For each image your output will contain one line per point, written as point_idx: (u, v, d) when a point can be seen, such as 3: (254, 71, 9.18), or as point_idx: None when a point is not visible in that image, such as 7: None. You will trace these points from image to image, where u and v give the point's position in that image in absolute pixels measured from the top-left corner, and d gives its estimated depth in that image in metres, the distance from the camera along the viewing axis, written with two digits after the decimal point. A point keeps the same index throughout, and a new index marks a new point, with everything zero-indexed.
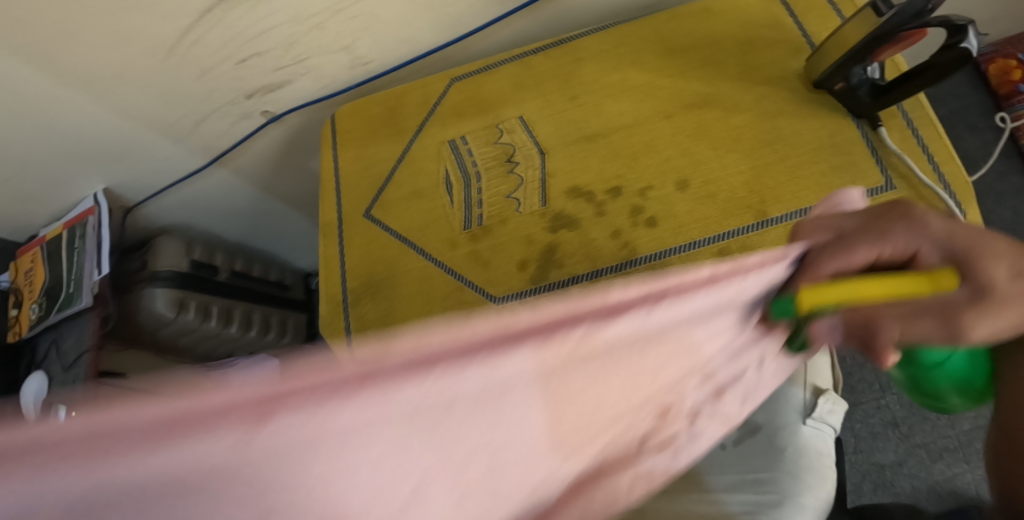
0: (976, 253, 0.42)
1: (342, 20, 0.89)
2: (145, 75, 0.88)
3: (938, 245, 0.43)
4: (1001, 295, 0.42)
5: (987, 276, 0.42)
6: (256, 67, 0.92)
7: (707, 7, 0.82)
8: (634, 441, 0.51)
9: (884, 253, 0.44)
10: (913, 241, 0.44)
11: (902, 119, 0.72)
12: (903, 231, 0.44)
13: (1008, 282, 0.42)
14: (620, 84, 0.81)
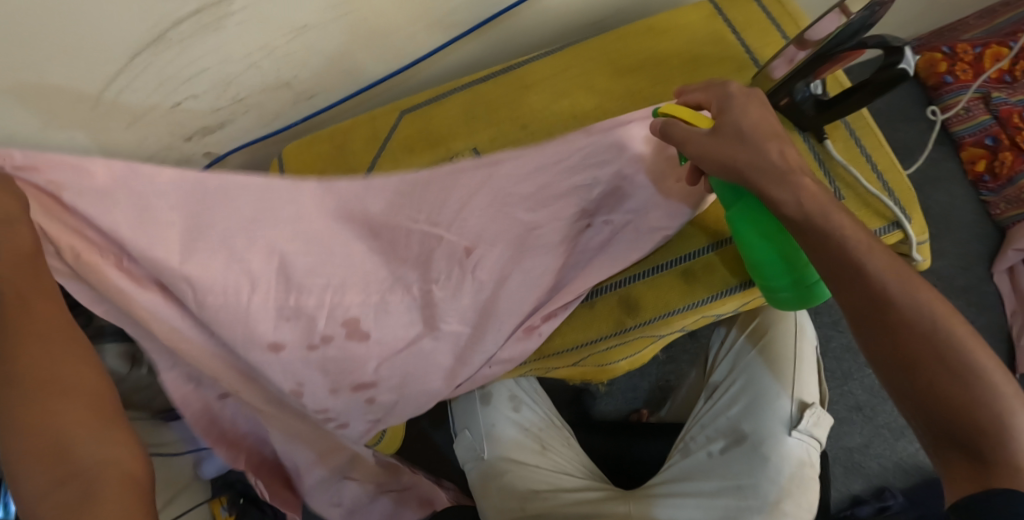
0: (737, 106, 0.61)
1: (281, 56, 0.86)
2: (73, 127, 0.82)
3: (721, 97, 0.63)
4: (721, 129, 0.60)
5: (731, 124, 0.60)
6: (193, 109, 0.87)
7: (651, 26, 0.82)
8: (536, 263, 0.71)
9: (702, 96, 0.65)
10: (715, 93, 0.64)
11: (845, 130, 0.73)
12: (715, 88, 0.64)
13: (734, 135, 0.59)
14: (571, 109, 0.81)
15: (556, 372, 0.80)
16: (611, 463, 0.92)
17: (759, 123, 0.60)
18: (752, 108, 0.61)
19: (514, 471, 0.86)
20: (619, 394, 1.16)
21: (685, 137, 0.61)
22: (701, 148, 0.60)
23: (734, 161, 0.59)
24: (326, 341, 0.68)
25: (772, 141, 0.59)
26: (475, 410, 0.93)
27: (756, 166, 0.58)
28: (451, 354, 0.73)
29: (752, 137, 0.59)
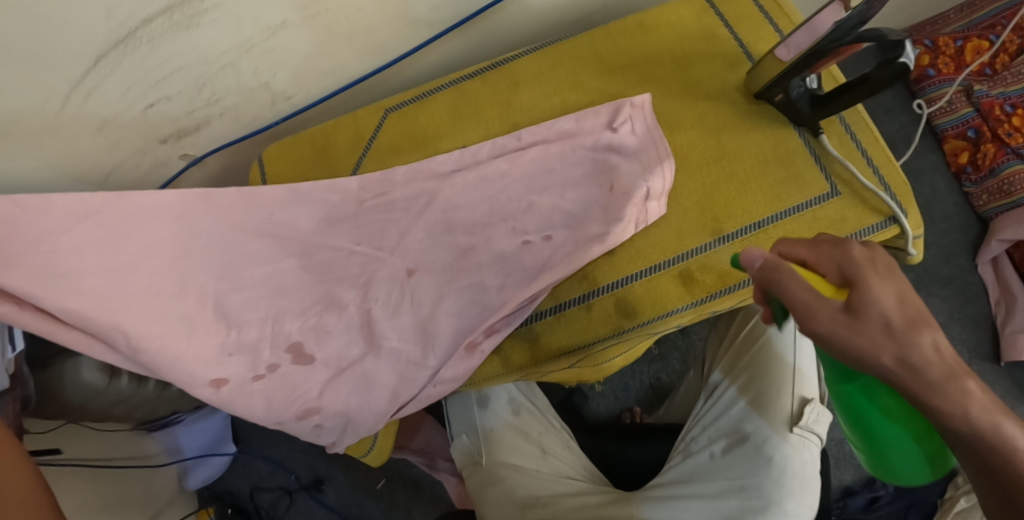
0: (873, 281, 0.50)
1: (258, 55, 0.82)
2: (37, 133, 0.77)
3: (854, 270, 0.51)
4: (884, 324, 0.49)
5: (875, 314, 0.49)
6: (166, 111, 0.83)
7: (641, 21, 0.81)
8: (493, 272, 0.71)
9: (805, 257, 0.55)
10: (835, 261, 0.52)
11: (840, 125, 0.74)
12: (836, 253, 0.53)
13: (878, 327, 0.49)
14: (562, 107, 0.79)
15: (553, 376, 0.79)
16: (613, 468, 0.90)
17: (897, 313, 0.49)
18: (886, 282, 0.50)
19: (515, 476, 0.86)
20: (611, 393, 1.15)
21: (808, 310, 0.50)
22: (828, 334, 0.50)
23: (873, 357, 0.49)
24: (272, 369, 0.69)
25: (924, 329, 0.49)
26: (472, 410, 0.93)
27: (907, 365, 0.49)
28: (395, 371, 0.72)
29: (903, 327, 0.49)
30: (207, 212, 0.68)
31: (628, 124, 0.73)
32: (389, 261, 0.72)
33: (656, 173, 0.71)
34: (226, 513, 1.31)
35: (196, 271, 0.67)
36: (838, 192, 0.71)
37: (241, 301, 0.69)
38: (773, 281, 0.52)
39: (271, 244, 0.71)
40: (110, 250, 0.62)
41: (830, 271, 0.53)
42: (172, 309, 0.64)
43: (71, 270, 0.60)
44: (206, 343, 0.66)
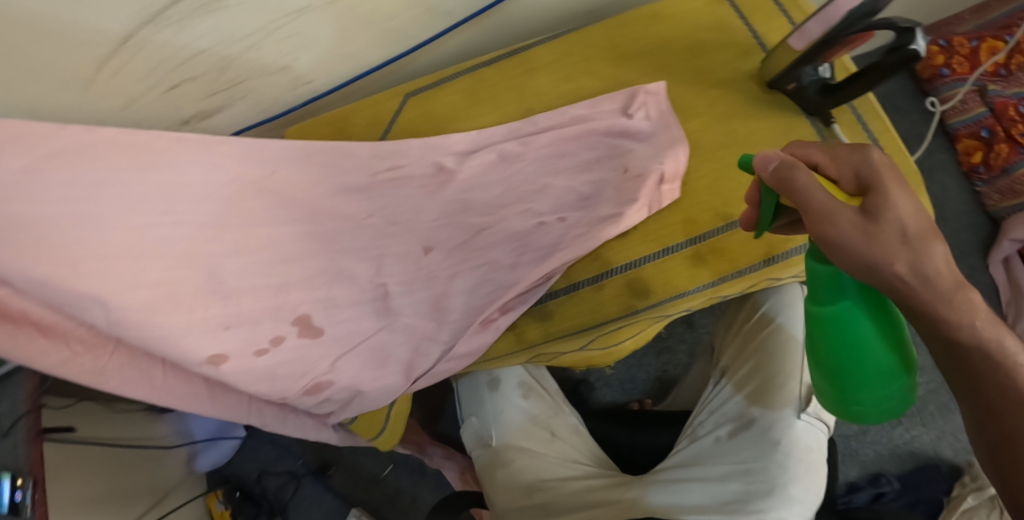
0: (891, 186, 0.49)
1: (279, 39, 0.84)
2: (65, 111, 0.79)
3: (869, 175, 0.50)
4: (903, 235, 0.47)
5: (892, 221, 0.48)
6: (188, 93, 0.85)
7: (655, 12, 0.82)
8: (508, 250, 0.73)
9: (819, 162, 0.53)
10: (853, 165, 0.51)
11: (852, 114, 0.75)
12: (854, 157, 0.51)
13: (896, 233, 0.47)
14: (576, 93, 0.80)
15: (563, 356, 0.80)
16: (623, 454, 0.92)
17: (911, 223, 0.48)
18: (904, 193, 0.49)
19: (522, 459, 0.88)
20: (617, 384, 1.16)
21: (833, 213, 0.47)
22: (844, 240, 0.48)
23: (886, 265, 0.47)
24: (278, 342, 0.68)
25: (934, 240, 0.48)
26: (482, 393, 0.95)
27: (920, 275, 0.47)
28: (410, 344, 0.74)
29: (919, 238, 0.48)
30: (198, 161, 0.63)
31: (643, 110, 0.75)
32: (404, 239, 0.73)
33: (669, 155, 0.72)
34: (234, 496, 1.31)
35: (186, 235, 0.62)
36: None
37: (246, 270, 0.66)
38: (792, 181, 0.49)
39: (277, 207, 0.69)
40: (81, 205, 0.55)
41: (845, 177, 0.52)
42: (165, 277, 0.60)
43: (46, 231, 0.53)
44: (200, 314, 0.62)
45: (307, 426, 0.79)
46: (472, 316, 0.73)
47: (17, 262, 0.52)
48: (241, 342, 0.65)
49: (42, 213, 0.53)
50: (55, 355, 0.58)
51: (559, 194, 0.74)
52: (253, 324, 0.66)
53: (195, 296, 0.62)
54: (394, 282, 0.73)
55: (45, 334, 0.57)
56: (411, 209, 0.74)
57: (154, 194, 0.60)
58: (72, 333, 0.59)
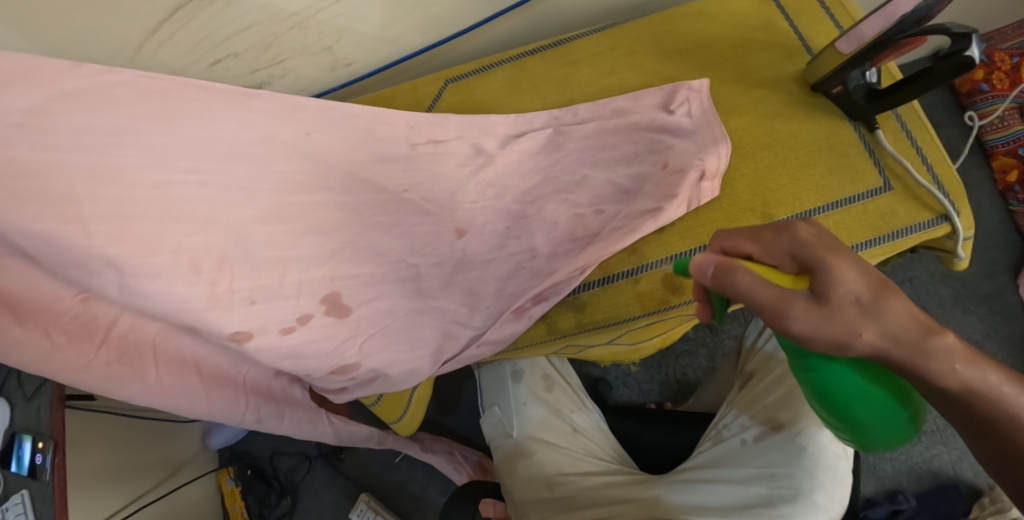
0: (831, 262, 0.48)
1: (324, 19, 0.85)
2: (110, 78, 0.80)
3: (802, 254, 0.49)
4: (858, 306, 0.47)
5: (844, 298, 0.47)
6: (230, 69, 0.86)
7: (701, 9, 0.82)
8: (543, 241, 0.73)
9: (752, 251, 0.52)
10: (785, 247, 0.50)
11: (896, 121, 0.74)
12: (783, 242, 0.50)
13: (851, 305, 0.47)
14: (618, 87, 0.80)
15: (590, 350, 0.81)
16: (644, 452, 0.92)
17: (859, 290, 0.47)
18: (845, 263, 0.48)
19: (545, 452, 0.89)
20: (636, 384, 1.16)
21: (781, 311, 0.47)
22: (807, 331, 0.47)
23: (855, 338, 0.47)
24: (304, 320, 0.66)
25: (890, 297, 0.48)
26: (505, 384, 0.95)
27: (889, 340, 0.47)
28: (439, 327, 0.74)
29: (874, 305, 0.47)
30: (221, 115, 0.61)
31: (685, 106, 0.75)
32: (440, 222, 0.74)
33: (711, 152, 0.72)
34: (245, 474, 1.33)
35: (208, 197, 0.60)
36: (890, 187, 0.71)
37: (273, 240, 0.64)
38: (733, 285, 0.48)
39: (313, 173, 0.67)
40: (98, 156, 0.54)
41: (782, 261, 0.51)
42: (186, 243, 0.58)
43: (53, 182, 0.52)
44: (225, 287, 0.60)
45: (302, 422, 0.83)
46: (504, 304, 0.73)
47: (19, 215, 0.51)
48: (267, 317, 0.64)
49: (56, 158, 0.52)
50: (34, 349, 0.60)
51: (596, 188, 0.74)
52: (283, 299, 0.65)
53: (221, 268, 0.60)
54: (428, 265, 0.73)
55: (37, 316, 0.60)
56: (448, 194, 0.74)
57: (174, 145, 0.58)
58: (58, 322, 0.61)
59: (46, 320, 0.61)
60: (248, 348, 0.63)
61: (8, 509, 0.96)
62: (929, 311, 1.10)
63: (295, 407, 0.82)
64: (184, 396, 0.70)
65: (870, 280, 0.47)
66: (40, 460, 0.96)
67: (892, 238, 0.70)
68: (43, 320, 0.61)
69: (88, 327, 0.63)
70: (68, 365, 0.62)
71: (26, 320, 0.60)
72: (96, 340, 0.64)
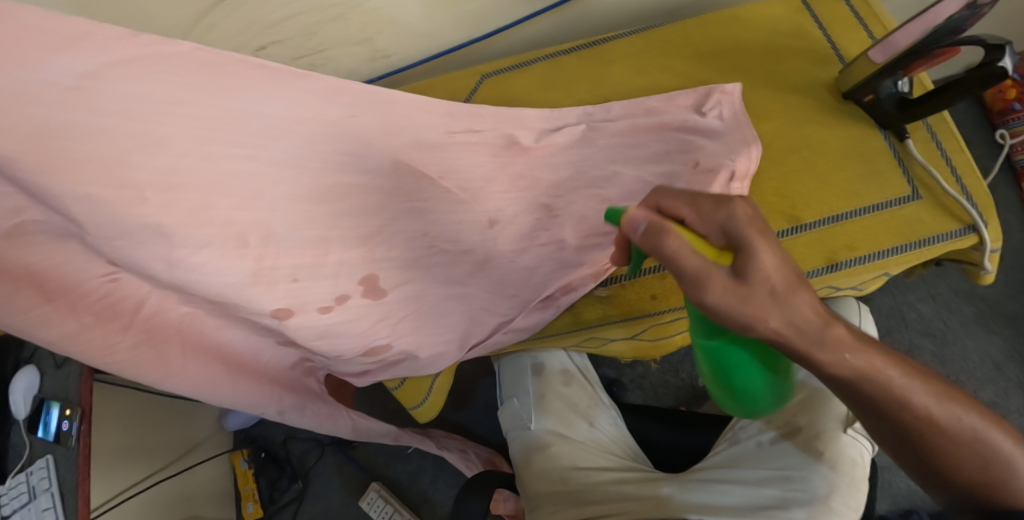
0: (756, 245, 0.48)
1: (367, 11, 0.87)
2: None
3: (732, 231, 0.49)
4: (768, 289, 0.47)
5: (760, 281, 0.47)
6: (273, 56, 0.89)
7: (735, 15, 0.84)
8: (572, 234, 0.75)
9: (687, 216, 0.51)
10: (719, 221, 0.50)
11: (926, 131, 0.75)
12: (720, 212, 0.50)
13: (765, 293, 0.47)
14: (651, 87, 0.82)
15: (611, 344, 0.82)
16: (658, 452, 0.92)
17: (775, 280, 0.47)
18: (770, 250, 0.48)
19: (561, 444, 0.90)
20: (650, 387, 1.16)
21: (699, 281, 0.47)
22: (718, 307, 0.47)
23: (758, 323, 0.48)
24: (342, 299, 0.68)
25: (801, 290, 0.49)
26: (525, 377, 0.97)
27: (791, 328, 0.48)
28: (467, 313, 0.76)
29: (784, 292, 0.48)
30: (267, 88, 0.59)
31: (717, 109, 0.76)
32: (472, 207, 0.74)
33: (741, 153, 0.73)
34: (259, 456, 1.36)
35: (258, 172, 0.59)
36: (918, 196, 0.72)
37: (311, 219, 0.63)
38: (659, 247, 0.48)
39: (344, 148, 0.65)
40: (154, 126, 0.53)
41: (712, 233, 0.50)
42: (234, 217, 0.58)
43: (102, 146, 0.51)
44: (270, 263, 0.61)
45: (319, 417, 0.82)
46: (531, 293, 0.75)
47: (71, 179, 0.50)
48: (308, 297, 0.66)
49: (108, 125, 0.51)
50: (62, 326, 0.59)
51: (626, 184, 0.75)
52: (323, 278, 0.66)
53: (266, 244, 0.61)
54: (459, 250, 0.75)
55: (58, 296, 0.59)
56: (480, 180, 0.75)
57: (228, 119, 0.57)
58: (85, 302, 0.60)
59: (74, 298, 0.60)
60: (290, 325, 0.66)
61: (32, 473, 0.99)
62: (951, 328, 1.10)
63: (315, 399, 0.82)
64: (209, 385, 0.71)
65: (790, 275, 0.48)
66: (66, 427, 0.99)
67: (918, 245, 0.70)
68: (70, 298, 0.60)
69: (115, 310, 0.62)
70: (95, 345, 0.62)
71: (54, 297, 0.59)
72: (123, 322, 0.63)
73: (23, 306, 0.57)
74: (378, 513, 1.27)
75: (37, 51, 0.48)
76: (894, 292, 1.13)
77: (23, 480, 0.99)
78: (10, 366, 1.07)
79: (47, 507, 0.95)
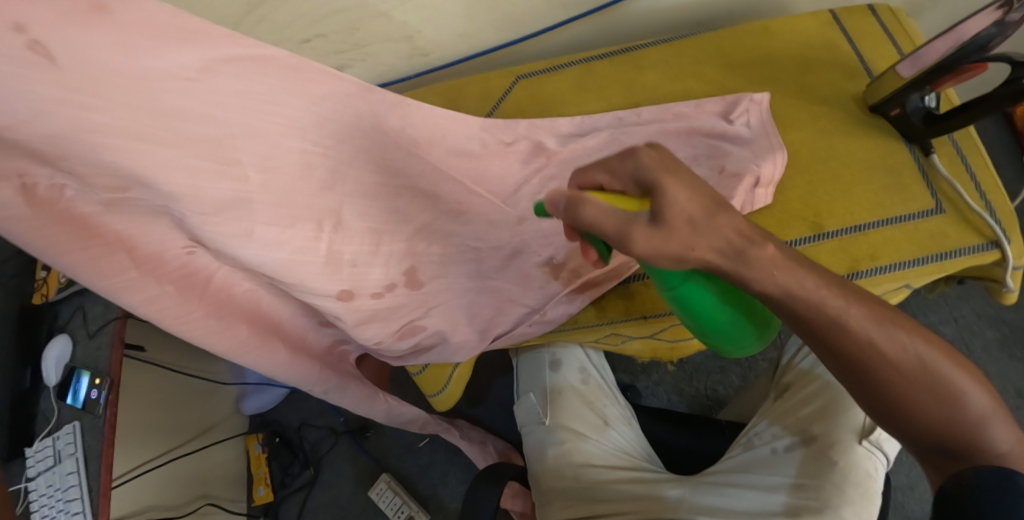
0: (664, 182, 0.48)
1: (410, 10, 0.90)
2: None
3: (641, 179, 0.50)
4: (682, 216, 0.48)
5: (677, 215, 0.48)
6: (317, 49, 0.93)
7: (767, 26, 0.86)
8: None
9: (602, 180, 0.53)
10: (629, 172, 0.51)
11: (952, 146, 0.76)
12: (628, 165, 0.51)
13: (683, 224, 0.48)
14: (682, 93, 0.84)
15: (629, 342, 0.83)
16: (670, 453, 0.93)
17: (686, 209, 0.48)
18: (679, 185, 0.48)
19: (574, 441, 0.91)
20: (664, 395, 1.17)
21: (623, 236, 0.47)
22: (646, 253, 0.48)
23: (688, 254, 0.48)
24: (390, 288, 0.71)
25: (721, 214, 0.49)
26: (544, 373, 0.98)
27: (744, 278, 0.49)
28: (492, 304, 0.78)
29: (702, 219, 0.48)
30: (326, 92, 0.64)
31: (745, 117, 0.78)
32: (502, 208, 0.78)
33: (767, 159, 0.75)
34: (273, 441, 1.38)
35: (317, 163, 0.62)
36: (942, 209, 0.72)
37: (365, 213, 0.67)
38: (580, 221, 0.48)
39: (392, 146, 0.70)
40: (240, 118, 0.56)
41: (628, 186, 0.51)
42: (311, 205, 0.62)
43: (198, 127, 0.53)
44: (336, 247, 0.64)
45: (363, 399, 0.83)
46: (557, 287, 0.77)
47: (146, 159, 0.50)
48: (365, 280, 0.68)
49: (201, 112, 0.53)
50: (143, 292, 0.59)
51: None
52: (377, 265, 0.69)
53: (336, 231, 0.64)
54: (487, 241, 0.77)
55: (137, 266, 0.58)
56: (510, 180, 0.79)
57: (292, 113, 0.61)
58: (163, 271, 0.60)
59: (155, 268, 0.59)
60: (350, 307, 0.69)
61: (59, 437, 1.01)
62: (973, 352, 1.10)
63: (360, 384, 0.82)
64: (269, 362, 0.71)
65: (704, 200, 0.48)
66: (94, 395, 1.01)
67: (939, 259, 0.71)
68: (152, 267, 0.59)
69: (190, 280, 0.62)
70: (169, 314, 0.61)
71: (141, 264, 0.58)
72: (197, 293, 0.63)
73: (113, 271, 0.57)
74: (386, 505, 1.29)
75: (142, 37, 0.48)
76: (916, 312, 1.13)
77: (49, 444, 1.02)
78: (45, 334, 1.10)
79: (72, 471, 0.97)
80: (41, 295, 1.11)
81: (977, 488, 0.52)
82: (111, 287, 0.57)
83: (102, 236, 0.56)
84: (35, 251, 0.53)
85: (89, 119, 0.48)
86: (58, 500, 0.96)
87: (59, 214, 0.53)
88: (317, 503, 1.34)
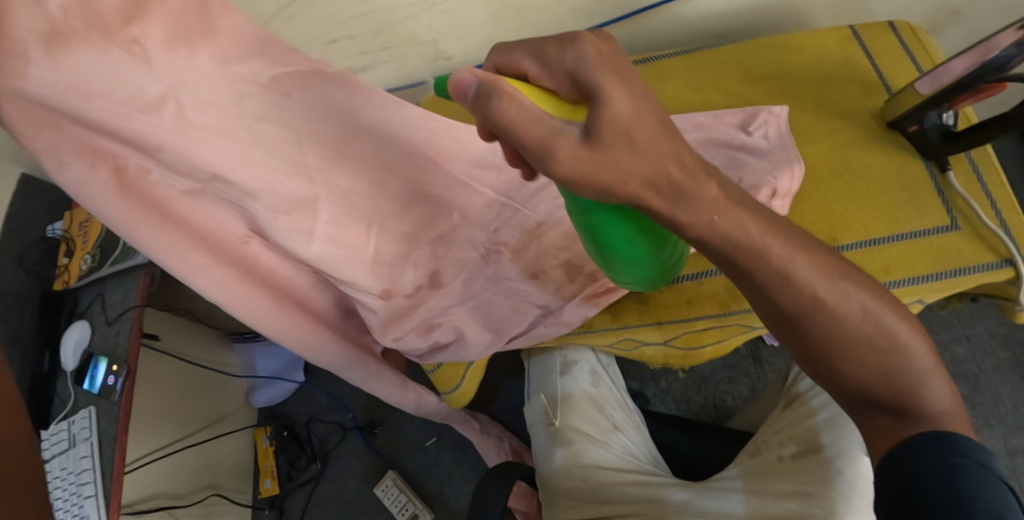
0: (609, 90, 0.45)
1: (436, 14, 0.92)
2: None
3: (575, 73, 0.47)
4: (617, 130, 0.44)
5: (614, 129, 0.44)
6: (343, 49, 0.95)
7: (787, 41, 0.87)
8: None
9: (530, 70, 0.51)
10: (565, 67, 0.48)
11: (968, 164, 0.77)
12: (567, 57, 0.47)
13: (621, 143, 0.45)
14: (702, 104, 0.85)
15: (644, 348, 0.84)
16: (677, 458, 0.94)
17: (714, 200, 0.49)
18: (620, 98, 0.45)
19: (583, 444, 0.91)
20: (673, 403, 1.18)
21: (546, 148, 0.45)
22: (572, 172, 0.45)
23: (620, 186, 0.47)
24: (418, 289, 0.76)
25: (666, 140, 0.47)
26: (553, 376, 0.98)
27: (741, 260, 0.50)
28: (509, 305, 0.79)
29: (645, 151, 0.45)
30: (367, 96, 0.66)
31: (763, 129, 0.79)
32: (522, 213, 0.79)
33: (786, 171, 0.75)
34: (281, 434, 1.40)
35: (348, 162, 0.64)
36: (957, 226, 0.73)
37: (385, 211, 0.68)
38: (492, 112, 0.45)
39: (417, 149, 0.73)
40: (295, 123, 0.58)
41: (562, 84, 0.49)
42: (344, 201, 0.65)
43: (260, 128, 0.56)
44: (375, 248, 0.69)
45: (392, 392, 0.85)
46: (574, 293, 0.77)
47: (212, 153, 0.53)
48: (399, 282, 0.74)
49: (260, 113, 0.55)
50: (208, 275, 0.59)
51: None
52: (408, 266, 0.74)
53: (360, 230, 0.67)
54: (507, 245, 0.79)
55: (206, 252, 0.59)
56: (531, 185, 0.80)
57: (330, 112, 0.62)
58: (226, 255, 0.61)
59: (222, 252, 0.60)
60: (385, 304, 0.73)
61: (74, 422, 1.01)
62: (983, 371, 1.10)
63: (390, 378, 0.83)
64: (315, 347, 0.72)
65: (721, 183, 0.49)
66: (111, 381, 1.01)
67: (953, 274, 0.72)
68: (217, 251, 0.60)
69: (247, 267, 0.64)
70: (233, 296, 0.61)
71: (213, 249, 0.59)
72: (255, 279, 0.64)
73: (187, 252, 0.57)
74: (392, 502, 1.30)
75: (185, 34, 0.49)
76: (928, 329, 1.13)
77: (64, 428, 1.02)
78: (65, 319, 1.10)
79: (86, 455, 0.98)
80: (62, 282, 1.12)
81: (919, 457, 0.50)
82: (183, 268, 0.57)
83: (175, 219, 0.56)
84: (116, 229, 0.53)
85: (186, 116, 0.51)
86: (71, 484, 0.97)
87: (143, 196, 0.54)
88: (323, 496, 1.35)
